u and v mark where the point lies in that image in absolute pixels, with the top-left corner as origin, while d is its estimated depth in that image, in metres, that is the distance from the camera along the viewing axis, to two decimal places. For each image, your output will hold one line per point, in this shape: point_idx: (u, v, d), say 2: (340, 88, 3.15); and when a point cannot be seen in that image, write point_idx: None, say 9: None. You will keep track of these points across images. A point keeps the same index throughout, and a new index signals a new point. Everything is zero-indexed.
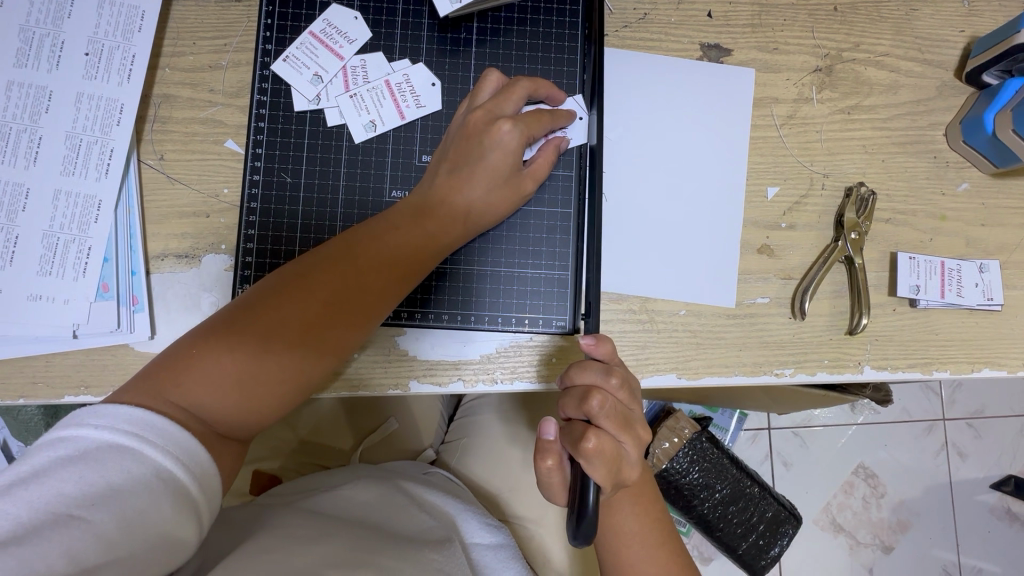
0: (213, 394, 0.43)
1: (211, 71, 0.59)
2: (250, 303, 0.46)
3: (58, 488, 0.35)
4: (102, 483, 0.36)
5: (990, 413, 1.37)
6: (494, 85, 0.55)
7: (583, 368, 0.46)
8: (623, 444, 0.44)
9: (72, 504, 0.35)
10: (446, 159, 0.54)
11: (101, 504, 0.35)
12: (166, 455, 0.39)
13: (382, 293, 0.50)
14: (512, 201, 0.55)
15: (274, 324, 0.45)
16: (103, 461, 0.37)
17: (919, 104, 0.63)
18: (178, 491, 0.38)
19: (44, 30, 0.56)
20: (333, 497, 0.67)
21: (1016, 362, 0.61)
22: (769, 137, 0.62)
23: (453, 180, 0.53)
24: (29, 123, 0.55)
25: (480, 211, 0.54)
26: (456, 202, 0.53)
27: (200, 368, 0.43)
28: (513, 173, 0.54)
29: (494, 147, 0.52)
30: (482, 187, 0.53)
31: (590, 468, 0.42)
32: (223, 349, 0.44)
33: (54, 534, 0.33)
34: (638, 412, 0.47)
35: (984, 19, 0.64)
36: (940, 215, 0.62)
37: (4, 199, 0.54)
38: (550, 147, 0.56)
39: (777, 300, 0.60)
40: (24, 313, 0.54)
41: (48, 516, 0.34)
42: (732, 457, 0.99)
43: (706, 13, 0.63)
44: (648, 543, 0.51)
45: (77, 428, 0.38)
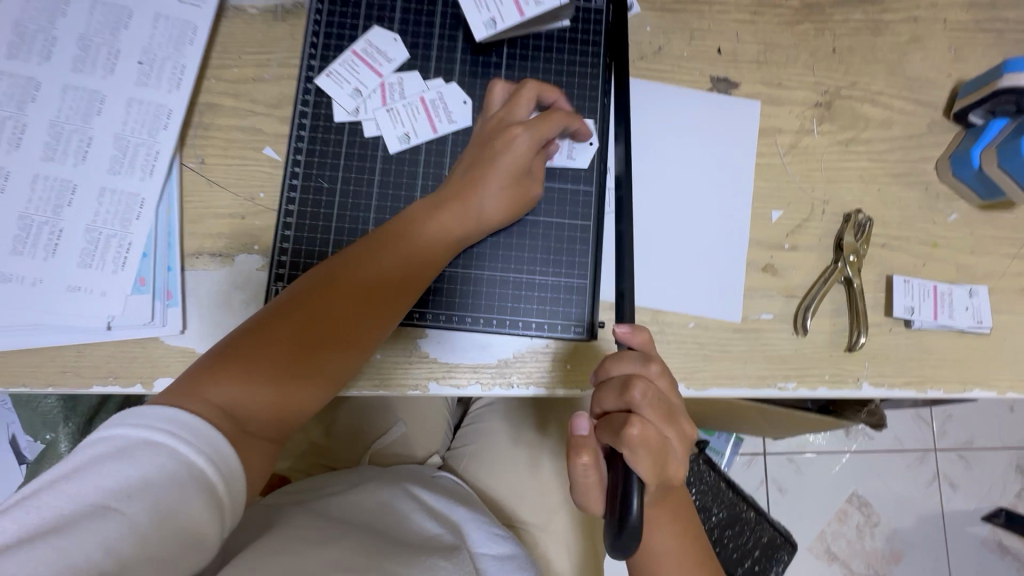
0: (246, 389, 0.45)
1: (253, 83, 0.63)
2: (280, 309, 0.50)
3: (98, 483, 0.36)
4: (137, 477, 0.37)
5: (980, 444, 1.40)
6: (503, 94, 0.60)
7: (621, 359, 0.46)
8: (666, 437, 0.44)
9: (110, 497, 0.35)
10: (463, 164, 0.58)
11: (135, 496, 0.36)
12: (199, 452, 0.40)
13: (404, 287, 0.54)
14: (522, 200, 0.58)
15: (304, 320, 0.49)
16: (139, 455, 0.38)
17: (911, 139, 0.68)
18: (208, 489, 0.39)
19: (102, 39, 0.60)
20: (344, 500, 0.68)
21: (1004, 384, 0.65)
22: (773, 164, 0.67)
23: (468, 181, 0.56)
24: (81, 124, 0.58)
25: (493, 210, 0.57)
26: (471, 203, 0.56)
27: (233, 367, 0.46)
28: (523, 173, 0.57)
29: (505, 148, 0.56)
30: (494, 185, 0.56)
31: (635, 459, 0.41)
32: (258, 348, 0.47)
33: (92, 524, 0.34)
34: (681, 403, 0.46)
35: (969, 65, 0.70)
36: (932, 242, 0.66)
37: (50, 194, 0.57)
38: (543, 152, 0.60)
39: (780, 317, 0.64)
40: (61, 302, 0.56)
41: (87, 508, 0.35)
42: (727, 481, 1.08)
43: (716, 49, 0.68)
44: (684, 563, 0.50)
45: (116, 428, 0.39)
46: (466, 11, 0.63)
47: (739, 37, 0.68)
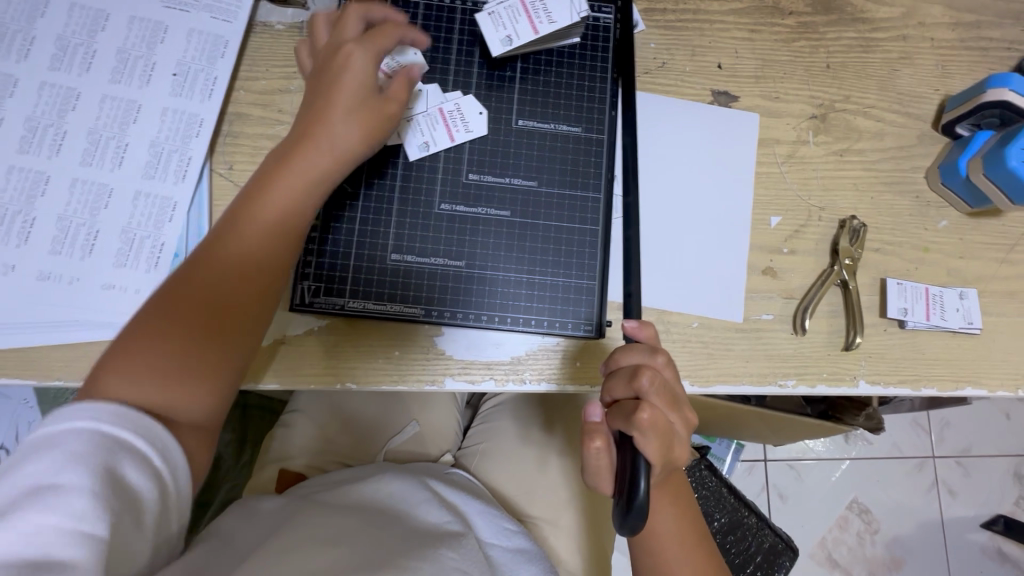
0: (148, 381, 0.48)
1: (280, 94, 0.67)
2: (170, 296, 0.51)
3: (17, 476, 0.38)
4: (63, 453, 0.39)
5: (977, 452, 1.42)
6: (326, 26, 0.60)
7: (629, 350, 0.48)
8: (672, 422, 0.46)
9: (37, 480, 0.38)
10: (309, 93, 0.58)
11: (68, 467, 0.39)
12: (116, 427, 0.42)
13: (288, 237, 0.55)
14: (377, 122, 0.57)
15: (189, 306, 0.51)
16: (61, 441, 0.40)
17: (902, 149, 0.72)
18: (134, 453, 0.42)
19: (138, 52, 0.63)
20: (360, 493, 0.70)
21: (995, 383, 0.68)
22: (772, 173, 0.70)
23: (318, 111, 0.56)
24: (118, 131, 0.62)
25: (353, 135, 0.56)
26: (325, 131, 0.55)
27: (120, 369, 0.48)
28: (365, 92, 0.56)
29: (347, 67, 0.56)
30: (341, 112, 0.56)
31: (644, 442, 0.44)
32: (142, 347, 0.49)
33: (36, 498, 0.37)
34: (683, 392, 0.49)
35: (957, 81, 0.74)
36: (924, 247, 0.70)
37: (88, 198, 0.60)
38: (402, 77, 0.58)
39: (780, 317, 0.67)
40: (97, 300, 0.59)
41: (16, 495, 0.37)
42: (730, 487, 1.16)
43: (716, 65, 0.72)
44: (682, 545, 0.53)
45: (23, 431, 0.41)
46: (483, 29, 0.66)
47: (738, 54, 0.72)
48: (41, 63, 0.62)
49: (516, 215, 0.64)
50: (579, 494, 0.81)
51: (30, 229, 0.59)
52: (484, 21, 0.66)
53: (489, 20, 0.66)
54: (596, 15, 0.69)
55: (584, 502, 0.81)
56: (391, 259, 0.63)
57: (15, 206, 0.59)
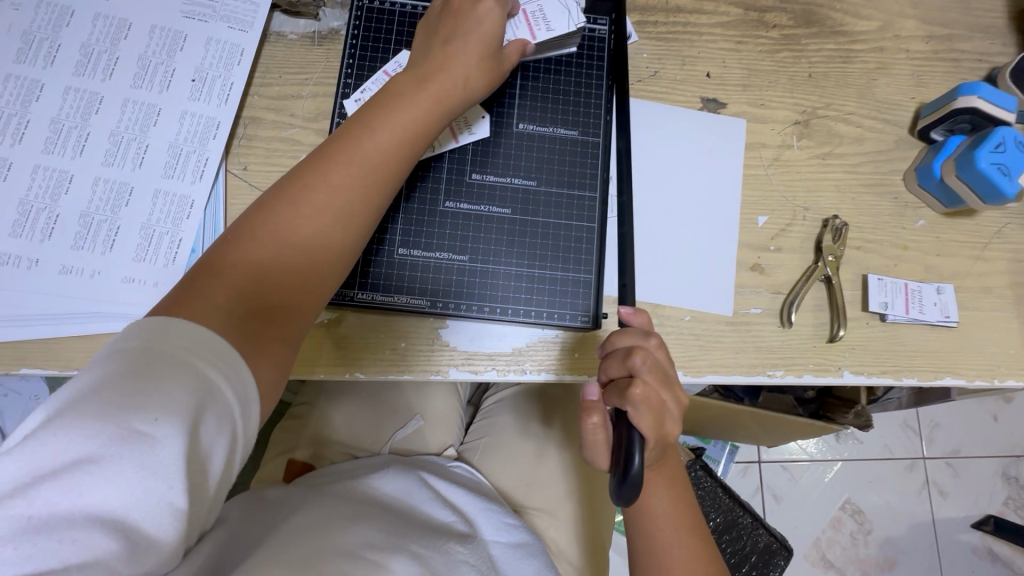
0: (243, 293, 0.47)
1: (293, 99, 0.70)
2: (268, 212, 0.50)
3: (115, 410, 0.37)
4: (157, 402, 0.37)
5: (966, 453, 1.45)
6: None
7: (623, 332, 0.51)
8: (664, 399, 0.49)
9: (132, 426, 0.36)
10: (436, 37, 0.61)
11: (159, 420, 0.37)
12: (210, 367, 0.40)
13: (392, 170, 0.55)
14: (490, 76, 0.62)
15: (291, 227, 0.50)
16: (162, 374, 0.38)
17: (881, 153, 0.76)
18: (223, 412, 0.40)
19: (159, 59, 0.67)
20: (366, 486, 0.72)
21: (972, 373, 0.71)
22: (759, 175, 0.74)
23: (443, 55, 0.59)
24: (139, 133, 0.65)
25: (469, 85, 0.60)
26: (450, 74, 0.59)
27: (219, 276, 0.47)
28: (490, 47, 0.61)
29: (481, 17, 0.61)
30: (464, 58, 0.60)
31: (637, 416, 0.47)
32: (239, 259, 0.48)
33: (125, 450, 0.35)
34: (675, 373, 0.52)
35: (931, 90, 0.78)
36: (902, 246, 0.74)
37: (110, 196, 0.63)
38: (515, 45, 0.64)
39: (767, 311, 0.70)
40: (117, 292, 0.62)
41: (111, 437, 0.36)
42: (724, 487, 1.19)
43: (705, 74, 0.76)
44: (675, 524, 0.56)
45: (128, 347, 0.39)
46: None
47: (726, 64, 0.77)
48: (66, 70, 0.65)
49: (517, 213, 0.68)
50: (578, 486, 0.83)
51: (53, 226, 0.62)
52: None
53: None
54: (591, 27, 0.73)
55: (583, 494, 0.83)
56: (399, 253, 0.66)
57: (40, 203, 0.62)
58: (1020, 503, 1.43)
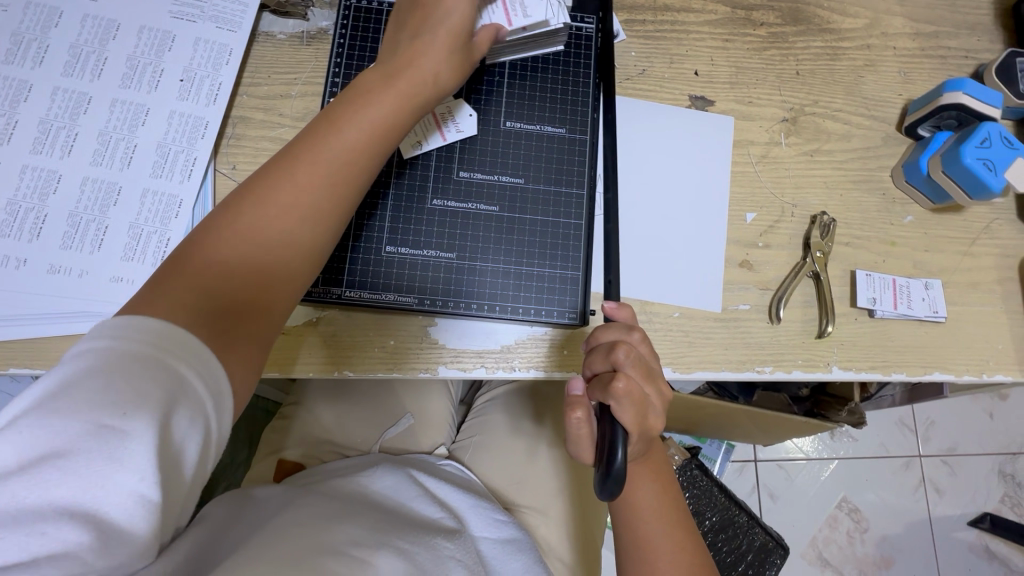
0: (211, 292, 0.47)
1: (281, 99, 0.71)
2: (237, 211, 0.50)
3: (87, 405, 0.36)
4: (130, 396, 0.37)
5: (962, 450, 1.45)
6: None
7: (608, 326, 0.51)
8: (648, 393, 0.50)
9: (104, 421, 0.36)
10: (405, 34, 0.59)
11: (132, 414, 0.37)
12: (181, 362, 0.40)
13: (362, 167, 0.55)
14: (462, 72, 0.61)
15: (258, 224, 0.50)
16: (130, 369, 0.38)
17: (868, 150, 0.77)
18: (197, 408, 0.40)
19: (147, 60, 0.67)
20: (354, 484, 0.72)
21: (961, 368, 0.71)
22: (747, 172, 0.74)
23: (412, 52, 0.58)
24: (127, 133, 0.65)
25: (440, 79, 0.59)
26: (421, 70, 0.57)
27: (184, 276, 0.46)
28: (463, 39, 0.59)
29: (448, 11, 0.58)
30: (433, 53, 0.58)
31: (620, 410, 0.47)
32: (205, 259, 0.48)
33: (96, 444, 0.36)
34: (659, 367, 0.53)
35: (918, 87, 0.79)
36: (890, 241, 0.74)
37: (99, 195, 0.63)
38: (489, 32, 0.62)
39: (756, 307, 0.70)
40: (105, 292, 0.62)
41: (82, 432, 0.36)
42: (720, 486, 1.20)
43: (693, 72, 0.77)
44: (662, 519, 0.56)
45: (101, 345, 0.39)
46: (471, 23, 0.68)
47: (713, 61, 0.77)
48: (55, 70, 0.65)
49: (504, 210, 0.68)
50: (569, 483, 0.83)
51: (41, 225, 0.62)
52: None
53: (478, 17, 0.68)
54: (578, 25, 0.73)
55: (574, 491, 0.83)
56: (387, 251, 0.66)
57: (28, 203, 0.62)
58: (1015, 500, 1.43)
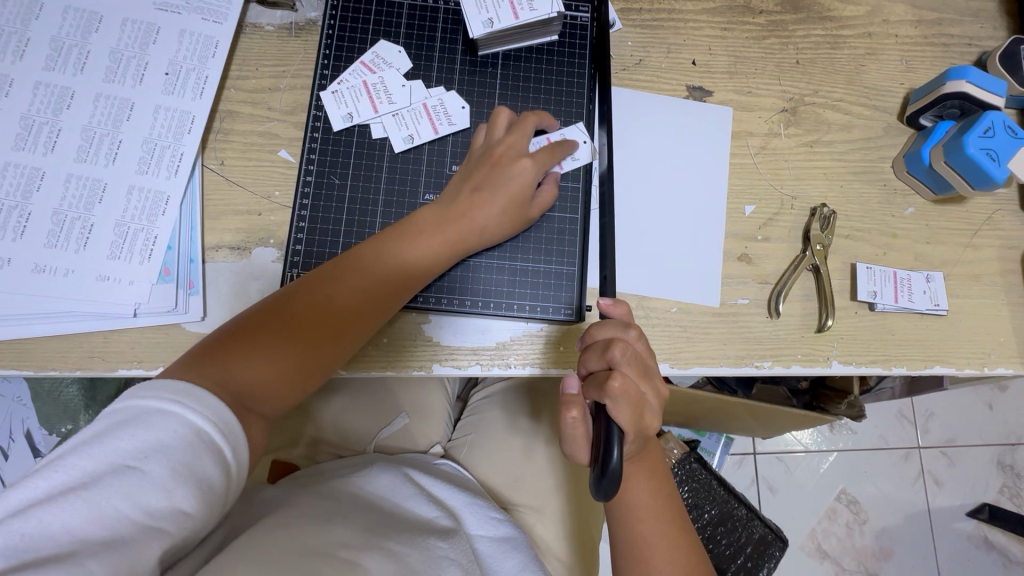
0: (251, 373, 0.53)
1: (270, 92, 0.69)
2: (287, 301, 0.57)
3: (116, 444, 0.43)
4: (152, 442, 0.44)
5: (961, 441, 1.45)
6: (506, 125, 0.64)
7: (603, 324, 0.51)
8: (643, 392, 0.49)
9: (129, 457, 0.43)
10: (472, 178, 0.62)
11: (152, 457, 0.43)
12: (203, 419, 0.47)
13: (401, 290, 0.60)
14: (516, 224, 0.63)
15: (301, 316, 0.57)
16: (156, 424, 0.44)
17: (870, 140, 0.75)
18: (215, 449, 0.46)
19: (131, 53, 0.65)
20: (349, 483, 0.71)
21: (962, 362, 0.70)
22: (746, 164, 0.73)
23: (479, 191, 0.61)
24: (112, 128, 0.64)
25: (491, 231, 0.62)
26: (481, 209, 0.61)
27: (236, 353, 0.53)
28: (521, 204, 0.62)
29: (515, 175, 0.61)
30: (497, 195, 0.61)
31: (616, 408, 0.46)
32: (256, 340, 0.55)
33: (117, 481, 0.41)
34: (655, 365, 0.52)
35: (920, 75, 0.77)
36: (891, 233, 0.73)
37: (83, 192, 0.62)
38: (552, 180, 0.65)
39: (755, 301, 0.69)
40: (91, 291, 0.60)
41: (110, 467, 0.42)
42: (719, 479, 1.20)
43: (691, 62, 0.75)
44: (658, 516, 0.56)
45: (131, 397, 0.46)
46: (466, 10, 0.68)
47: (712, 51, 0.76)
48: (36, 64, 0.64)
49: None
50: (566, 480, 0.83)
51: (25, 224, 0.60)
52: (468, 4, 0.68)
53: (474, 3, 0.68)
54: (573, 15, 0.72)
55: (571, 489, 0.82)
56: None
57: (11, 200, 0.61)
58: (1013, 491, 1.43)
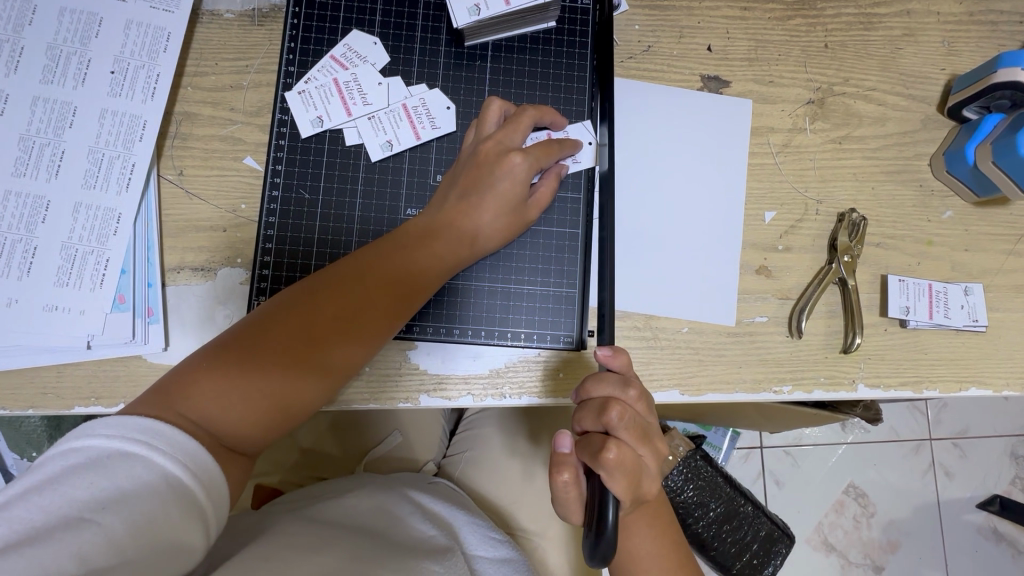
0: (229, 407, 0.44)
1: (232, 91, 0.61)
2: (266, 320, 0.48)
3: (68, 494, 0.35)
4: (113, 488, 0.36)
5: (974, 433, 1.39)
6: (498, 116, 0.57)
7: (600, 380, 0.47)
8: (641, 456, 0.46)
9: (83, 508, 0.35)
10: (457, 183, 0.56)
11: (111, 507, 0.35)
12: (174, 462, 0.38)
13: (400, 301, 0.52)
14: (515, 229, 0.56)
15: (284, 335, 0.47)
16: (116, 468, 0.37)
17: (905, 135, 0.67)
18: (187, 497, 0.38)
19: (71, 48, 0.58)
20: (338, 505, 0.64)
21: (1000, 382, 0.64)
22: (766, 164, 0.65)
23: (470, 196, 0.54)
24: (52, 137, 0.56)
25: (487, 236, 0.55)
26: (476, 212, 0.54)
27: (210, 381, 0.44)
28: (519, 204, 0.55)
29: (505, 176, 0.54)
30: (491, 197, 0.54)
31: (612, 479, 0.43)
32: (234, 363, 0.45)
33: (66, 536, 0.33)
34: (656, 424, 0.49)
35: (964, 59, 0.69)
36: (927, 240, 0.66)
37: (24, 211, 0.55)
38: (553, 175, 0.58)
39: (775, 319, 0.63)
40: (38, 322, 0.54)
41: (60, 519, 0.34)
42: (726, 476, 1.02)
43: (706, 47, 0.67)
44: (664, 564, 0.51)
45: (88, 437, 0.38)
46: None
47: (730, 34, 0.67)
48: None
49: None
50: None
51: None
52: None
53: None
54: None
55: None
56: None
57: None
58: None
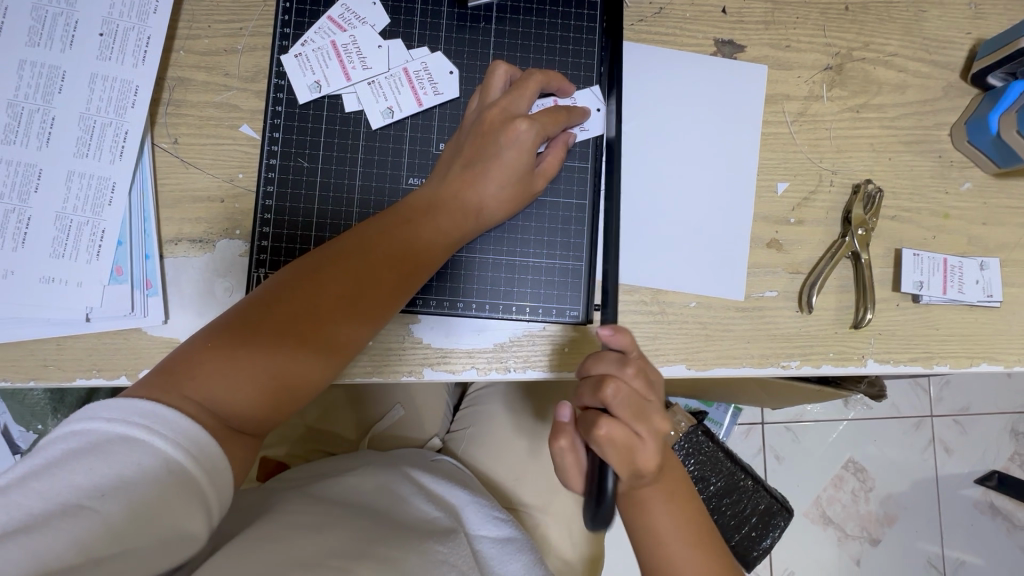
0: (234, 387, 0.43)
1: (226, 55, 0.59)
2: (268, 298, 0.47)
3: (68, 480, 0.35)
4: (112, 476, 0.35)
5: (976, 410, 1.39)
6: (503, 82, 0.55)
7: (598, 358, 0.47)
8: (640, 435, 0.45)
9: (82, 496, 0.34)
10: (461, 154, 0.54)
11: (110, 495, 0.35)
12: (175, 447, 0.38)
13: (405, 275, 0.50)
14: (522, 200, 0.55)
15: (287, 313, 0.46)
16: (115, 455, 0.36)
17: (925, 104, 0.65)
18: (188, 483, 0.37)
19: (57, 9, 0.55)
20: (341, 484, 0.64)
21: (1012, 358, 0.63)
22: (780, 134, 0.63)
23: (475, 167, 0.53)
24: (42, 102, 0.54)
25: (492, 209, 0.54)
26: (483, 184, 0.52)
27: (215, 362, 0.43)
28: (527, 173, 0.54)
29: (511, 145, 0.52)
30: (498, 168, 0.52)
31: (603, 453, 0.44)
32: (240, 344, 0.44)
33: (64, 525, 0.33)
34: (659, 403, 0.47)
35: (990, 22, 0.66)
36: (944, 214, 0.64)
37: (16, 179, 0.54)
38: (560, 144, 0.56)
39: (784, 294, 0.62)
40: (36, 294, 0.54)
41: (59, 506, 0.34)
42: (727, 451, 1.02)
43: (720, 9, 0.64)
44: (685, 539, 0.51)
45: (88, 421, 0.37)
46: None
47: None
48: None
49: None
50: None
51: None
52: None
53: None
54: None
55: None
56: None
57: None
58: None
